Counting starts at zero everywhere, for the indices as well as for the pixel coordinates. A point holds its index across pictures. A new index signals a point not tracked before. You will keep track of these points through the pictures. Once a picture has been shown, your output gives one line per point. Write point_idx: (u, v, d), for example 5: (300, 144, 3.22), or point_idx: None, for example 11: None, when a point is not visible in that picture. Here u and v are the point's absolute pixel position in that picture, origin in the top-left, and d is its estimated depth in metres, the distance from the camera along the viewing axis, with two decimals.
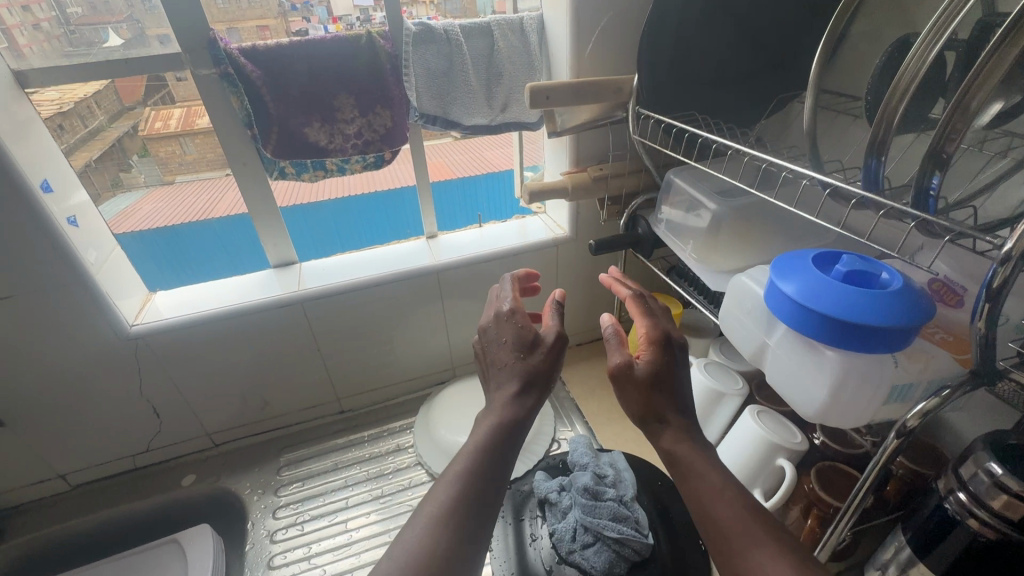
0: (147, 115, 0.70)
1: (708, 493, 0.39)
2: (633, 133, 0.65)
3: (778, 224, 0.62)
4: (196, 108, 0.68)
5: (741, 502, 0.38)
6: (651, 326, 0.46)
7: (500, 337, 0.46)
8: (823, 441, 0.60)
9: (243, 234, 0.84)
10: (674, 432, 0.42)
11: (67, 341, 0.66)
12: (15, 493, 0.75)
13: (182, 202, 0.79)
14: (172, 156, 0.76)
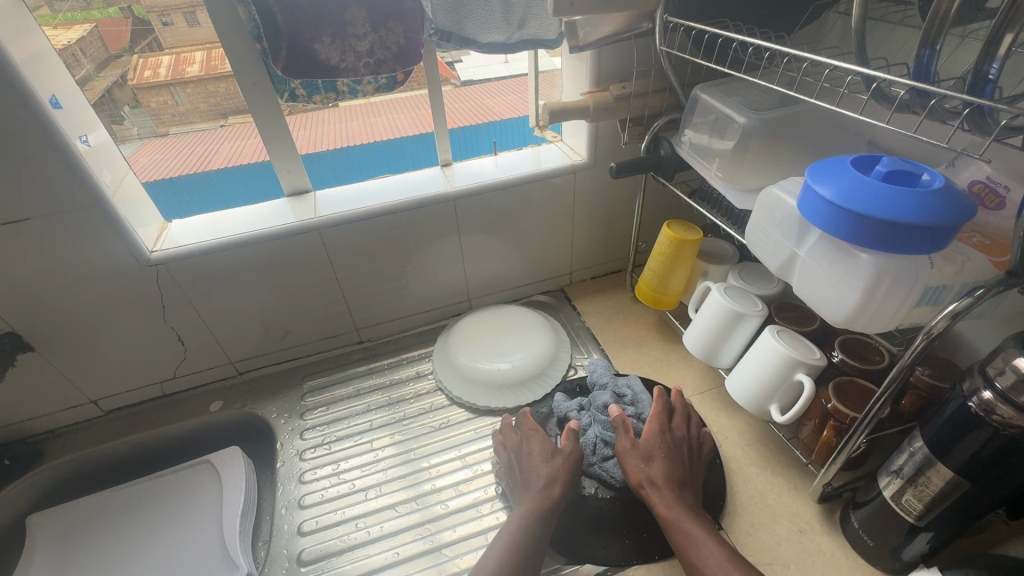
0: (134, 64, 0.71)
1: (680, 525, 0.53)
2: (659, 45, 0.63)
3: (810, 138, 0.60)
4: (188, 55, 0.70)
5: (707, 538, 0.51)
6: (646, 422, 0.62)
7: (529, 448, 0.64)
8: (842, 358, 0.60)
9: (237, 180, 0.81)
10: (661, 491, 0.56)
11: (90, 266, 0.66)
12: (50, 417, 0.78)
13: (179, 152, 0.79)
14: (165, 107, 0.76)
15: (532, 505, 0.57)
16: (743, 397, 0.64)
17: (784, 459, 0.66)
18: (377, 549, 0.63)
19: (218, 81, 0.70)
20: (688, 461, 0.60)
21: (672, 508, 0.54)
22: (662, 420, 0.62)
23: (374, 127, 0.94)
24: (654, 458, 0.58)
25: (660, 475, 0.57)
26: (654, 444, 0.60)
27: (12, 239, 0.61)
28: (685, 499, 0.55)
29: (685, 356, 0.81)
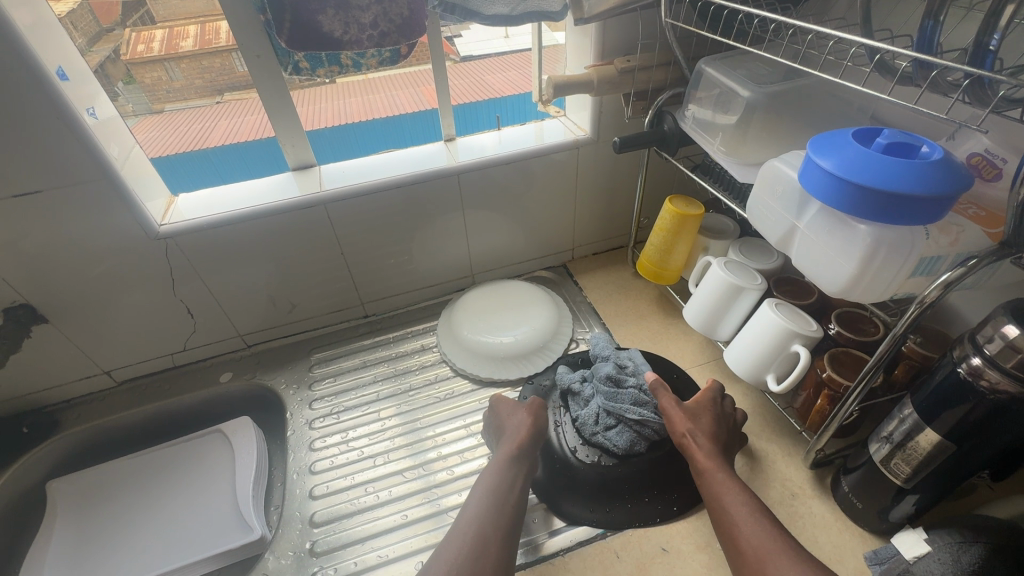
0: (127, 38, 0.71)
1: (715, 475, 0.55)
2: (665, 17, 0.63)
3: (814, 112, 0.60)
4: (183, 29, 0.72)
5: (738, 489, 0.53)
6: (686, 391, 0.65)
7: (505, 412, 0.68)
8: (838, 330, 0.61)
9: (234, 158, 0.78)
10: (702, 443, 0.58)
11: (100, 239, 0.67)
12: (65, 387, 0.80)
13: (176, 129, 0.77)
14: (160, 83, 0.74)
15: (507, 447, 0.62)
16: (740, 369, 0.66)
17: (780, 427, 0.68)
18: (386, 511, 0.66)
19: (213, 56, 0.71)
20: (732, 433, 0.62)
21: (713, 460, 0.57)
22: (713, 394, 0.65)
23: (372, 105, 0.85)
24: (703, 418, 0.61)
25: (707, 432, 0.60)
26: (703, 407, 0.63)
27: (24, 211, 0.62)
28: (724, 457, 0.58)
29: (685, 329, 0.83)
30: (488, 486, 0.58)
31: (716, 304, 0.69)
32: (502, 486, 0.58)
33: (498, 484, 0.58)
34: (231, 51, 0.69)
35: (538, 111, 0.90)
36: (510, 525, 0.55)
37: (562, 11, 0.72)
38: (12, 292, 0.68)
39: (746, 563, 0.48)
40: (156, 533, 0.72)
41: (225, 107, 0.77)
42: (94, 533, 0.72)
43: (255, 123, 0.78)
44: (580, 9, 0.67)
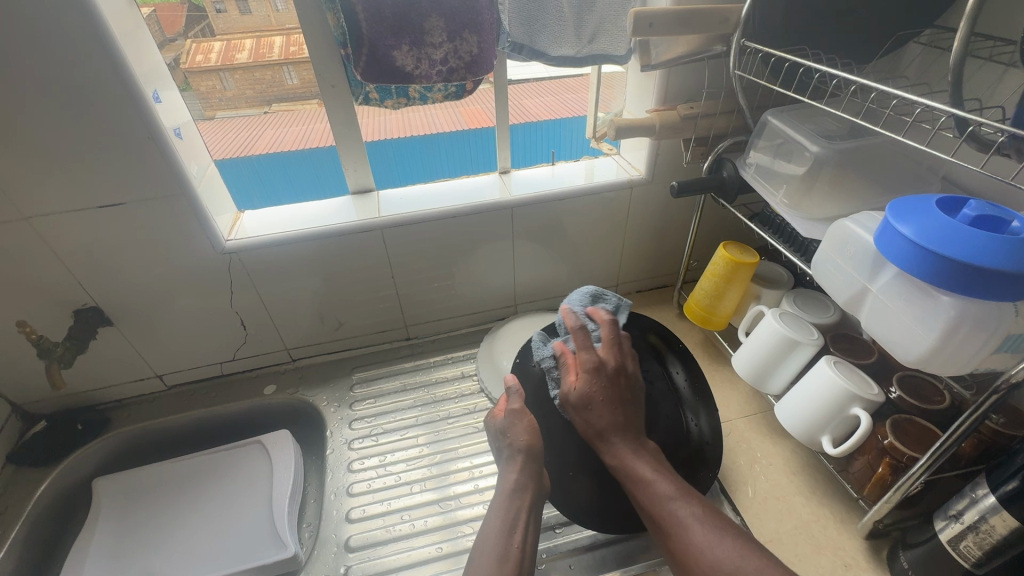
0: (187, 47, 0.71)
1: (633, 467, 0.55)
2: (733, 68, 0.63)
3: (882, 173, 0.60)
4: (237, 41, 0.75)
5: (658, 474, 0.54)
6: (593, 356, 0.61)
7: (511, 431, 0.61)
8: (899, 395, 0.59)
9: (278, 167, 0.82)
10: (614, 441, 0.57)
11: (169, 249, 0.71)
12: (121, 387, 0.83)
13: (224, 134, 0.80)
14: (214, 91, 0.75)
15: (508, 478, 0.57)
16: (793, 426, 0.64)
17: (831, 491, 0.65)
18: (420, 542, 0.65)
19: (265, 69, 0.76)
20: (625, 398, 0.60)
21: (623, 458, 0.56)
22: (599, 360, 0.61)
23: (411, 122, 0.88)
24: (594, 405, 0.58)
25: (612, 425, 0.58)
26: (597, 381, 0.59)
27: (106, 220, 0.66)
28: (631, 444, 0.57)
29: (731, 377, 0.81)
30: (499, 527, 0.54)
31: (770, 354, 0.67)
32: (513, 522, 0.54)
33: (509, 522, 0.54)
34: (282, 65, 0.73)
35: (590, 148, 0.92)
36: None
37: (625, 56, 0.75)
38: (85, 294, 0.71)
39: (674, 553, 0.50)
40: (193, 541, 0.73)
41: (273, 117, 0.83)
42: (134, 535, 0.73)
43: (300, 132, 0.85)
44: (647, 56, 0.69)
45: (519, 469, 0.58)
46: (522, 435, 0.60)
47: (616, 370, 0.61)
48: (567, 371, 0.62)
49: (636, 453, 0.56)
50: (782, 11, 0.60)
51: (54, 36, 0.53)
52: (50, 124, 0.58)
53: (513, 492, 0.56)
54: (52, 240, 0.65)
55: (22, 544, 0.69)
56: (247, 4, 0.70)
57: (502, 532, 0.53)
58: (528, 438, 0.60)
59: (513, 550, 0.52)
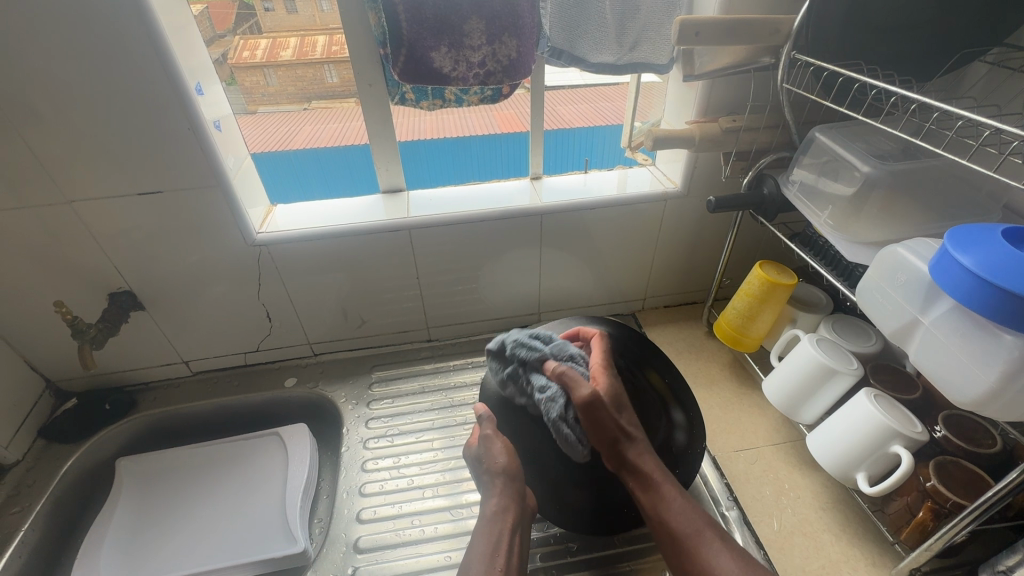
0: (235, 43, 0.72)
1: (659, 480, 0.54)
2: (782, 80, 0.61)
3: (935, 198, 0.56)
4: (282, 40, 0.74)
5: (683, 495, 0.54)
6: (604, 381, 0.58)
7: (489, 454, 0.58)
8: (945, 435, 0.55)
9: (313, 163, 0.82)
10: (636, 450, 0.55)
11: (203, 239, 0.72)
12: (148, 371, 0.85)
13: (263, 129, 0.80)
14: (258, 87, 0.76)
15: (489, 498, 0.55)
16: (826, 460, 0.60)
17: (863, 532, 0.61)
18: (429, 549, 0.64)
19: (307, 67, 0.75)
20: (637, 410, 0.59)
21: (647, 466, 0.54)
22: (613, 374, 0.60)
23: (445, 122, 0.85)
24: (621, 416, 0.57)
25: (635, 435, 0.56)
26: (621, 398, 0.58)
27: (145, 208, 0.67)
28: (655, 460, 0.55)
29: (759, 402, 0.78)
30: (484, 551, 0.52)
31: (801, 382, 0.65)
32: (499, 545, 0.52)
33: (496, 541, 0.52)
34: (323, 64, 0.73)
35: (625, 158, 0.90)
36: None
37: (667, 65, 0.73)
38: (120, 278, 0.73)
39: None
40: (205, 529, 0.73)
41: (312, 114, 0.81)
42: (151, 518, 0.74)
43: (337, 131, 0.82)
44: (690, 66, 0.67)
45: (501, 492, 0.56)
46: (503, 456, 0.58)
47: (628, 372, 0.61)
48: (578, 379, 0.57)
49: (659, 468, 0.55)
50: (836, 24, 0.57)
51: (104, 27, 0.54)
52: (96, 112, 0.59)
53: (498, 513, 0.54)
54: (92, 224, 0.67)
55: (47, 518, 0.71)
56: (293, 3, 0.70)
57: (490, 553, 0.52)
58: (506, 461, 0.57)
59: (500, 572, 0.50)
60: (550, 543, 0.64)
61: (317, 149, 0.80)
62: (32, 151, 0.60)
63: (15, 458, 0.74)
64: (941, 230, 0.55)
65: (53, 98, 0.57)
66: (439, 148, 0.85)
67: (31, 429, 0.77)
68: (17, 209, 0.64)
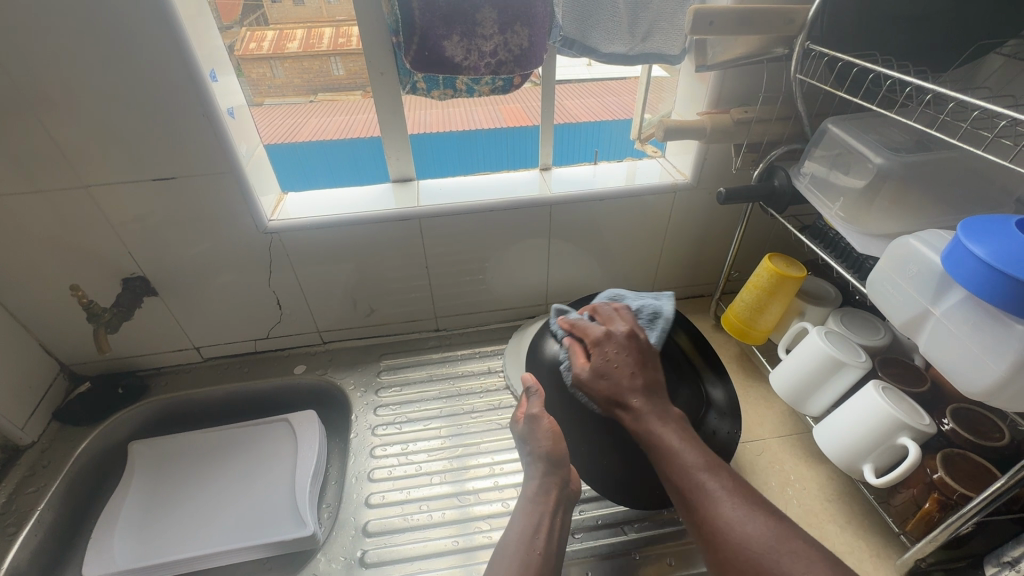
0: (241, 34, 0.70)
1: (659, 433, 0.53)
2: (795, 70, 0.61)
3: (948, 193, 0.56)
4: (289, 32, 0.76)
5: (685, 444, 0.52)
6: (602, 330, 0.59)
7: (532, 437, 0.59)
8: (953, 428, 0.55)
9: (318, 155, 0.84)
10: (636, 402, 0.54)
11: (215, 226, 0.73)
12: (160, 356, 0.86)
13: (269, 122, 0.80)
14: (264, 79, 0.75)
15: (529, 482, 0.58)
16: (833, 453, 0.61)
17: (868, 524, 0.62)
18: (437, 534, 0.65)
19: (313, 59, 0.76)
20: (644, 363, 0.57)
21: (644, 424, 0.54)
22: (607, 332, 0.58)
23: (450, 118, 0.92)
24: (617, 367, 0.56)
25: (635, 389, 0.55)
26: (614, 367, 0.56)
27: (159, 194, 0.68)
28: (657, 410, 0.54)
29: (766, 395, 0.78)
30: (525, 529, 0.54)
31: (811, 374, 0.65)
32: (540, 526, 0.54)
33: (535, 524, 0.54)
34: (331, 56, 0.73)
35: (634, 150, 0.89)
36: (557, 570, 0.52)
37: (679, 56, 0.72)
38: (133, 264, 0.74)
39: (703, 533, 0.48)
40: (215, 512, 0.75)
41: (320, 105, 0.82)
42: (162, 501, 0.76)
43: (346, 122, 0.86)
44: (703, 57, 0.67)
45: (538, 477, 0.58)
46: (543, 442, 0.59)
47: (628, 334, 0.58)
48: (576, 354, 0.59)
49: (659, 419, 0.53)
50: (851, 15, 0.57)
51: (119, 13, 0.55)
52: (112, 99, 0.60)
53: (535, 498, 0.57)
54: (107, 210, 0.68)
55: (61, 499, 0.72)
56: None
57: (530, 535, 0.54)
58: (547, 448, 0.58)
59: (539, 551, 0.52)
60: None
61: (323, 141, 0.83)
62: (50, 136, 0.61)
63: (31, 439, 0.75)
64: (953, 223, 0.55)
65: (70, 83, 0.58)
66: (445, 142, 0.86)
67: (46, 412, 0.78)
68: (34, 193, 0.64)
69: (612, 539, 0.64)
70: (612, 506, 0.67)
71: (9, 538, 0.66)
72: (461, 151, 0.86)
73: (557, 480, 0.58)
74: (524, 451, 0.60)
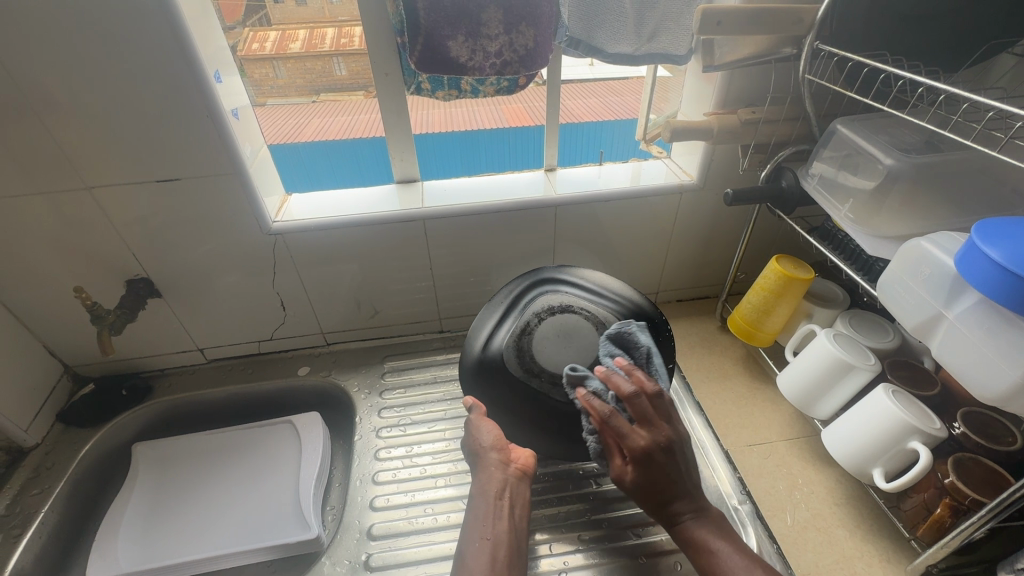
0: (244, 35, 0.70)
1: (709, 547, 0.49)
2: (803, 71, 0.60)
3: (960, 194, 0.56)
4: (292, 32, 0.74)
5: (734, 547, 0.49)
6: (640, 440, 0.50)
7: (478, 435, 0.59)
8: (964, 431, 0.55)
9: (322, 154, 0.82)
10: (681, 508, 0.50)
11: (220, 228, 0.72)
12: (164, 358, 0.86)
13: (273, 122, 0.79)
14: (266, 79, 0.75)
15: (478, 469, 0.58)
16: (842, 457, 0.60)
17: (877, 528, 0.61)
18: (442, 538, 0.65)
19: (316, 59, 0.75)
20: (683, 462, 0.51)
21: (692, 532, 0.50)
22: (648, 441, 0.50)
23: (453, 118, 0.89)
24: (655, 479, 0.50)
25: (674, 500, 0.50)
26: (659, 475, 0.50)
27: (163, 195, 0.68)
28: (700, 513, 0.51)
29: (773, 397, 0.77)
30: (480, 516, 0.54)
31: (819, 377, 0.64)
32: (489, 514, 0.54)
33: (485, 513, 0.54)
34: (334, 56, 0.73)
35: (639, 150, 0.89)
36: (516, 551, 0.53)
37: (685, 56, 0.72)
38: (137, 265, 0.74)
39: None
40: (219, 514, 0.74)
41: (320, 106, 0.80)
42: (167, 502, 0.75)
43: (344, 124, 0.83)
44: (710, 57, 0.66)
45: (487, 469, 0.58)
46: (488, 435, 0.59)
47: (666, 434, 0.51)
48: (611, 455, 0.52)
49: (702, 524, 0.50)
50: (861, 14, 0.57)
51: (122, 14, 0.54)
52: (116, 100, 0.60)
53: (482, 487, 0.57)
54: (111, 211, 0.68)
55: (66, 501, 0.72)
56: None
57: (480, 524, 0.54)
58: (490, 439, 0.59)
59: (488, 539, 0.52)
60: (563, 532, 0.64)
61: (325, 141, 0.81)
62: (54, 138, 0.61)
63: (35, 441, 0.75)
64: (964, 224, 0.55)
65: (74, 85, 0.58)
66: (449, 141, 0.85)
67: (49, 413, 0.78)
68: (38, 194, 0.64)
69: (620, 543, 0.63)
70: (619, 509, 0.66)
71: (13, 540, 0.65)
72: (465, 151, 0.86)
73: (502, 465, 0.58)
74: (468, 447, 0.60)
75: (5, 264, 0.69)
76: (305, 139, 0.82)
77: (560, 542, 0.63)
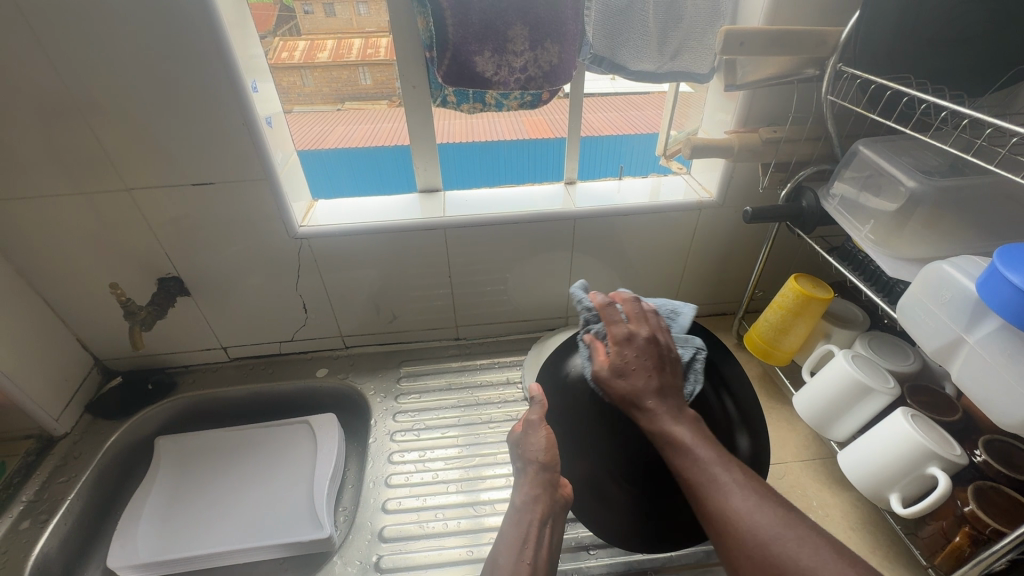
0: (273, 44, 0.72)
1: (671, 433, 0.47)
2: (825, 92, 0.61)
3: (984, 219, 0.55)
4: (322, 42, 0.78)
5: (699, 443, 0.46)
6: (624, 331, 0.51)
7: (530, 440, 0.57)
8: (986, 459, 0.54)
9: (345, 161, 0.85)
10: (650, 401, 0.48)
11: (248, 231, 0.75)
12: (189, 354, 0.89)
13: (299, 128, 0.82)
14: (295, 87, 0.77)
15: (524, 488, 0.56)
16: (858, 481, 0.59)
17: (894, 556, 0.60)
18: (452, 543, 0.65)
19: (344, 69, 0.77)
20: (661, 363, 0.50)
21: (660, 423, 0.48)
22: (630, 331, 0.51)
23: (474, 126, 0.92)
24: (632, 368, 0.49)
25: (649, 389, 0.49)
26: (631, 370, 0.49)
27: (197, 198, 0.71)
28: (671, 409, 0.48)
29: (789, 417, 0.76)
30: (514, 539, 0.54)
31: (837, 400, 0.63)
32: (528, 536, 0.53)
33: (525, 534, 0.54)
34: (357, 65, 0.76)
35: (659, 166, 0.89)
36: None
37: (708, 74, 0.72)
38: (169, 264, 0.77)
39: (719, 536, 0.43)
40: (235, 510, 0.76)
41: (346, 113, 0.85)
42: (185, 496, 0.77)
43: (368, 130, 0.88)
44: (732, 76, 0.68)
45: (533, 483, 0.55)
46: (539, 448, 0.56)
47: (649, 342, 0.51)
48: (598, 351, 0.52)
49: (673, 417, 0.48)
50: (885, 38, 0.57)
51: (169, 25, 0.58)
52: (159, 106, 0.63)
53: (527, 505, 0.55)
54: (148, 212, 0.71)
55: (90, 490, 0.75)
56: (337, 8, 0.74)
57: (518, 546, 0.53)
58: (543, 451, 0.56)
59: (527, 563, 0.52)
60: (571, 545, 0.64)
61: (350, 147, 0.84)
62: (99, 140, 0.64)
63: (64, 430, 0.78)
64: (987, 248, 0.54)
65: (121, 91, 0.61)
66: (467, 152, 0.87)
67: (78, 404, 0.81)
68: (81, 194, 0.68)
69: (628, 556, 0.63)
70: None
71: (41, 525, 0.68)
72: (485, 162, 0.88)
73: (550, 488, 0.55)
74: (519, 453, 0.58)
75: (48, 260, 0.73)
76: (332, 144, 0.86)
77: (568, 555, 0.63)
